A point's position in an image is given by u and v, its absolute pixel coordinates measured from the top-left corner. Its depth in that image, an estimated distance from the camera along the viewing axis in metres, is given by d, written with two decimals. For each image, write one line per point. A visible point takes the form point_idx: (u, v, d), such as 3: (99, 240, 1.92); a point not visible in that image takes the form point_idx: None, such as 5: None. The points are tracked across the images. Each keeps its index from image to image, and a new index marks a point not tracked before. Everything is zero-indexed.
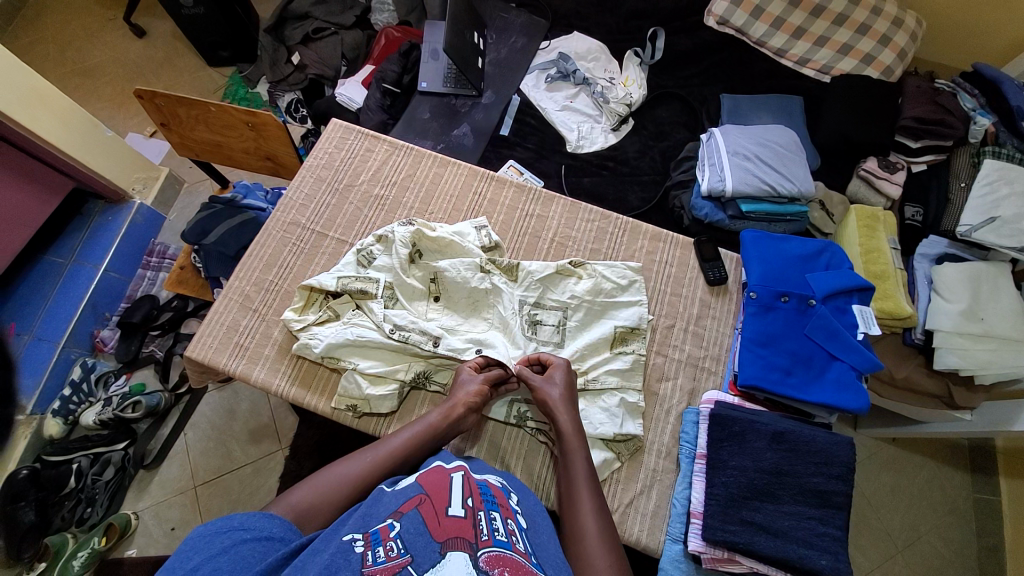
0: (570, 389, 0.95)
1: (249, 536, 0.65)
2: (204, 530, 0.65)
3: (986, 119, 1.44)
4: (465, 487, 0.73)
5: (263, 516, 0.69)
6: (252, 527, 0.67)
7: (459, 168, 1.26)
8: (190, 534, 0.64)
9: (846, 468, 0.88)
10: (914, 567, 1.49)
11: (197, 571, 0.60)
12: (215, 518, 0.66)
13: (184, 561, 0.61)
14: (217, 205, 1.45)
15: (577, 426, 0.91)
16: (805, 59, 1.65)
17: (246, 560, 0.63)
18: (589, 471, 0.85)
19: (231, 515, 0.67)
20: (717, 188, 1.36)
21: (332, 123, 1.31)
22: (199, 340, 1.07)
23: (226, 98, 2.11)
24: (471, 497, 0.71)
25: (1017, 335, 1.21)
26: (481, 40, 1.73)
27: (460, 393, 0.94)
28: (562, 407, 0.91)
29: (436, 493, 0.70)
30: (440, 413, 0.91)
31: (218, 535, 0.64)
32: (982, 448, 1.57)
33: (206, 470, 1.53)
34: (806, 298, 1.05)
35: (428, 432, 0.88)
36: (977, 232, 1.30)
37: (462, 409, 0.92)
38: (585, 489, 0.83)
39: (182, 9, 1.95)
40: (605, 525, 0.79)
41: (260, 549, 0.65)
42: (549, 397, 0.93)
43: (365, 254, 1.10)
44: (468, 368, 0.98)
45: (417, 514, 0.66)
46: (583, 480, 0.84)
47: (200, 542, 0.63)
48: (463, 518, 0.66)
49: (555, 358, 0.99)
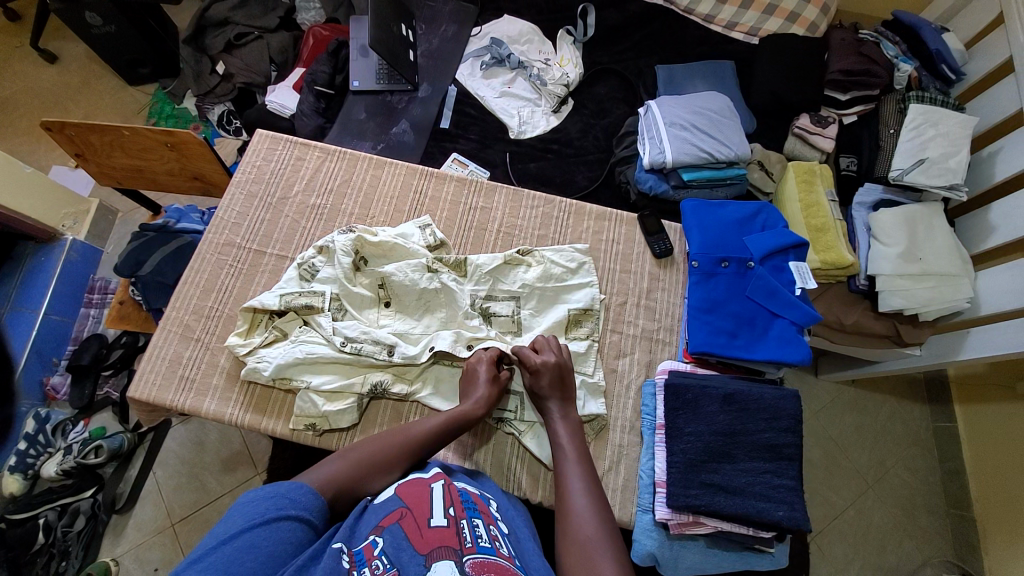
0: (555, 386, 0.94)
1: (293, 512, 0.65)
2: (254, 495, 0.65)
3: (909, 65, 1.48)
4: (446, 496, 0.73)
5: (309, 492, 0.69)
6: (298, 501, 0.67)
7: (396, 167, 1.23)
8: (245, 493, 0.66)
9: (794, 420, 0.92)
10: (884, 498, 1.57)
11: (241, 537, 0.60)
12: (266, 485, 0.67)
13: (232, 522, 0.62)
14: (148, 233, 1.38)
15: (567, 416, 0.92)
16: (733, 23, 1.68)
17: (285, 540, 0.62)
18: (580, 454, 0.86)
19: (281, 484, 0.68)
20: (658, 161, 1.37)
21: (258, 134, 1.25)
22: (141, 377, 1.02)
23: (153, 118, 2.00)
24: (452, 507, 0.71)
25: (951, 270, 1.28)
26: (410, 32, 1.68)
27: (482, 387, 0.94)
28: (553, 406, 0.93)
29: (418, 505, 0.69)
30: (485, 406, 0.92)
31: (266, 504, 0.65)
32: (936, 378, 1.66)
33: (182, 507, 1.48)
34: (745, 261, 1.09)
35: (451, 420, 0.88)
36: (908, 175, 1.35)
37: (491, 402, 0.93)
38: (574, 472, 0.83)
39: (90, 28, 1.82)
40: (595, 500, 0.78)
41: (298, 531, 0.64)
42: (539, 386, 0.94)
43: (306, 267, 1.07)
44: (485, 363, 0.96)
45: (399, 528, 0.65)
46: (576, 463, 0.84)
47: (249, 505, 0.64)
48: (446, 528, 0.66)
49: (549, 337, 1.01)
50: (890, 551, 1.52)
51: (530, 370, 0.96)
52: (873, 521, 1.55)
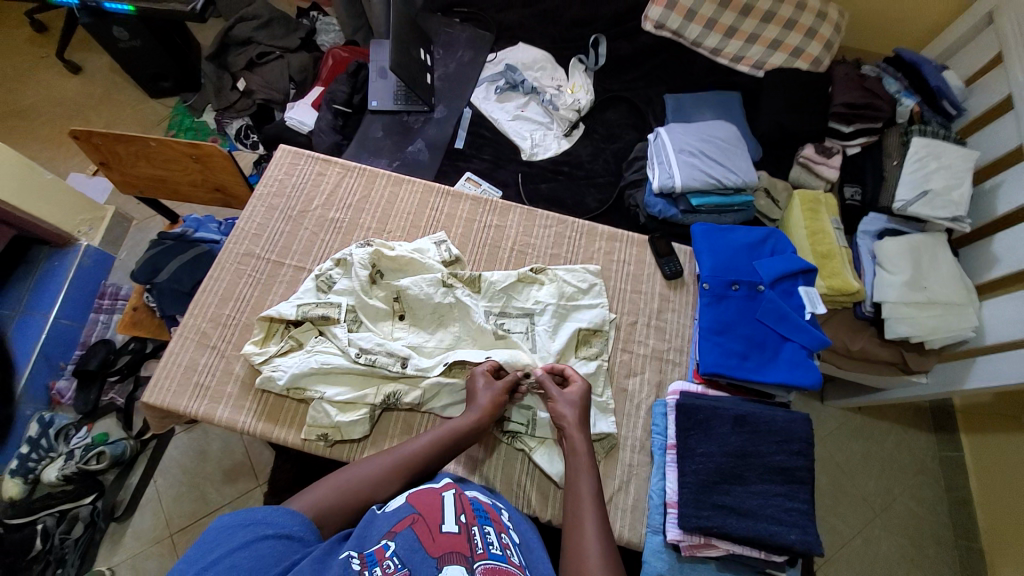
0: (583, 410, 0.96)
1: (270, 532, 0.64)
2: (227, 520, 0.64)
3: (910, 100, 1.54)
4: (457, 504, 0.73)
5: (284, 512, 0.67)
6: (273, 522, 0.65)
7: (414, 185, 1.27)
8: (212, 522, 0.64)
9: (805, 443, 0.92)
10: (892, 529, 1.55)
11: (217, 564, 0.59)
12: (238, 509, 0.65)
13: (206, 551, 0.61)
14: (167, 241, 1.41)
15: (585, 440, 0.92)
16: (739, 56, 1.73)
17: (267, 559, 0.61)
18: (595, 486, 0.85)
19: (253, 508, 0.66)
20: (667, 185, 1.41)
21: (281, 149, 1.29)
22: (156, 384, 1.04)
23: (172, 129, 2.05)
24: (463, 514, 0.71)
25: (956, 299, 1.29)
26: (428, 56, 1.75)
27: (479, 399, 0.95)
28: (573, 424, 0.93)
29: (430, 511, 0.70)
30: (479, 416, 0.92)
31: (239, 528, 0.63)
32: (942, 406, 1.66)
33: (181, 517, 1.46)
34: (754, 285, 1.11)
35: (447, 439, 0.88)
36: (912, 206, 1.38)
37: (480, 417, 0.92)
38: (588, 505, 0.82)
39: (117, 42, 1.89)
40: (604, 539, 0.77)
41: (280, 547, 0.64)
42: (565, 415, 0.95)
43: (324, 279, 1.09)
44: (483, 372, 0.98)
45: (411, 533, 0.66)
46: (589, 499, 0.83)
47: (223, 533, 0.62)
48: (458, 534, 0.67)
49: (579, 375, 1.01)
50: None
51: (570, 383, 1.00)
52: (880, 552, 1.53)
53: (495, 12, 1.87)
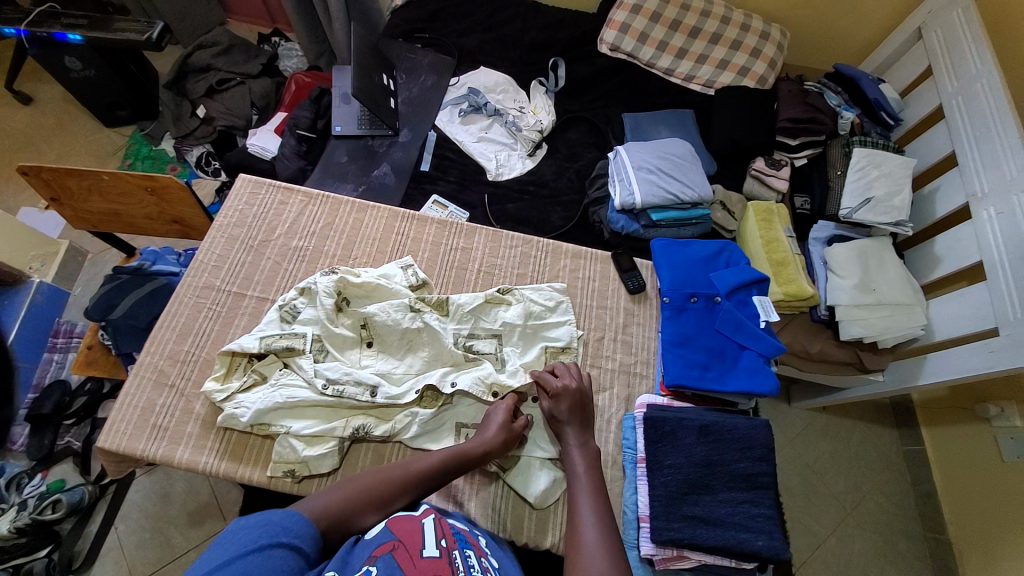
0: (575, 411, 0.97)
1: (286, 539, 0.65)
2: (244, 523, 0.64)
3: (850, 113, 1.64)
4: (437, 529, 0.72)
5: (301, 519, 0.68)
6: (291, 529, 0.66)
7: (379, 211, 1.27)
8: (230, 524, 0.64)
9: (767, 449, 0.96)
10: (862, 524, 1.61)
11: (230, 565, 0.59)
12: (257, 512, 0.66)
13: (219, 552, 0.60)
14: (122, 276, 1.36)
15: (584, 444, 0.94)
16: (691, 76, 1.81)
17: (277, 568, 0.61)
18: (594, 487, 0.87)
19: (274, 511, 0.67)
20: (629, 202, 1.45)
21: (242, 178, 1.28)
22: (111, 426, 0.99)
23: (129, 159, 2.00)
24: (444, 538, 0.70)
25: (904, 298, 1.37)
26: (391, 81, 1.76)
27: (490, 430, 0.96)
28: (571, 432, 0.95)
29: (410, 538, 0.68)
30: (488, 445, 0.93)
31: (258, 530, 0.64)
32: (902, 403, 1.74)
33: (145, 564, 1.39)
34: (712, 296, 1.15)
35: (456, 459, 0.89)
36: (857, 213, 1.47)
37: (493, 447, 0.93)
38: (584, 496, 0.85)
39: (69, 73, 1.84)
40: (605, 528, 0.79)
41: (290, 560, 0.63)
42: (559, 413, 0.97)
43: (288, 309, 1.07)
44: (501, 412, 0.98)
45: (391, 559, 0.64)
46: (589, 499, 0.84)
47: (242, 533, 0.63)
48: (439, 558, 0.65)
49: (571, 365, 1.04)
50: None
51: (551, 394, 0.99)
52: (853, 549, 1.57)
53: (456, 37, 1.91)
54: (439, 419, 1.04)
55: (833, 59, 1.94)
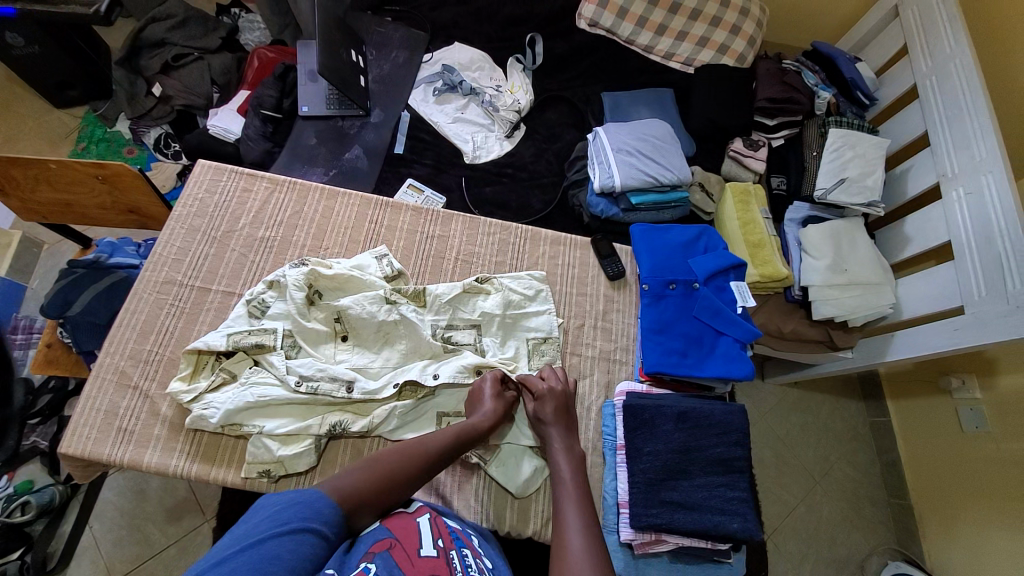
0: (560, 412, 0.98)
1: (314, 524, 0.63)
2: (276, 500, 0.64)
3: (827, 92, 1.64)
4: (434, 529, 0.72)
5: (329, 502, 0.66)
6: (323, 514, 0.65)
7: (349, 198, 1.22)
8: (263, 496, 0.64)
9: (742, 433, 0.98)
10: (832, 493, 1.68)
11: (258, 545, 0.58)
12: (294, 491, 0.65)
13: (249, 529, 0.59)
14: (78, 269, 1.28)
15: (568, 446, 0.93)
16: (670, 54, 1.78)
17: (302, 554, 0.59)
18: (580, 490, 0.86)
19: (308, 492, 0.66)
20: (608, 185, 1.43)
21: (200, 164, 1.20)
22: (72, 431, 0.95)
23: (81, 142, 1.87)
24: (440, 538, 0.71)
25: (874, 278, 1.39)
26: (361, 57, 1.67)
27: (488, 403, 0.97)
28: (557, 433, 0.95)
29: (407, 537, 0.68)
30: (492, 419, 0.94)
31: (289, 510, 0.63)
32: (869, 376, 1.81)
33: (123, 562, 1.36)
34: (690, 282, 1.15)
35: (465, 436, 0.90)
36: (831, 194, 1.48)
37: (495, 423, 0.95)
38: (574, 512, 0.81)
39: (11, 50, 1.69)
40: (590, 534, 0.78)
41: (315, 547, 0.61)
42: (546, 417, 0.97)
43: (256, 303, 1.03)
44: (490, 381, 0.99)
45: (389, 556, 0.63)
46: (574, 502, 0.83)
47: (274, 511, 0.62)
48: (437, 558, 0.65)
49: (558, 368, 1.05)
50: (840, 543, 1.63)
51: (536, 396, 0.99)
52: (823, 517, 1.65)
53: (429, 10, 1.82)
54: (417, 411, 1.02)
55: (811, 36, 1.92)
